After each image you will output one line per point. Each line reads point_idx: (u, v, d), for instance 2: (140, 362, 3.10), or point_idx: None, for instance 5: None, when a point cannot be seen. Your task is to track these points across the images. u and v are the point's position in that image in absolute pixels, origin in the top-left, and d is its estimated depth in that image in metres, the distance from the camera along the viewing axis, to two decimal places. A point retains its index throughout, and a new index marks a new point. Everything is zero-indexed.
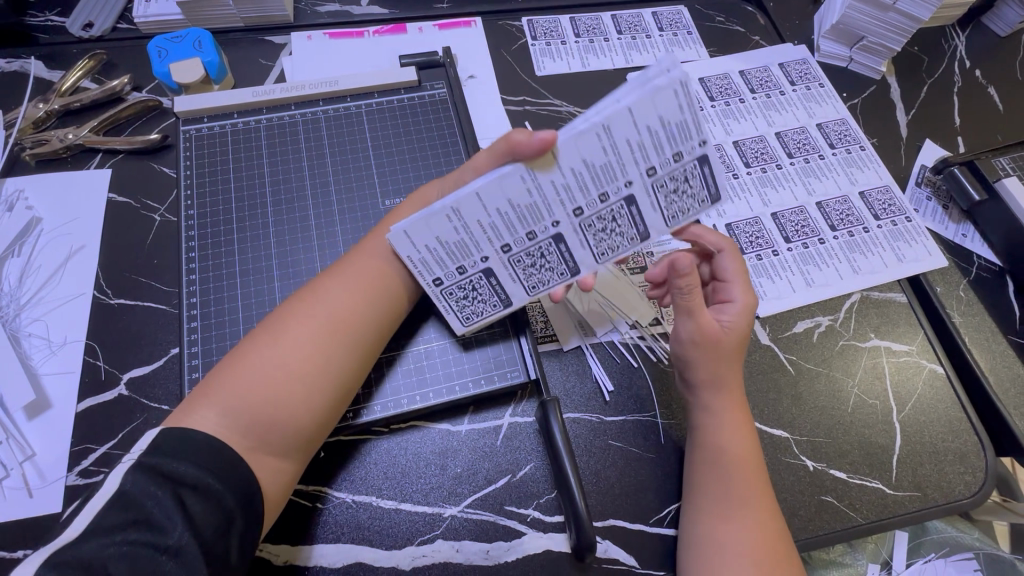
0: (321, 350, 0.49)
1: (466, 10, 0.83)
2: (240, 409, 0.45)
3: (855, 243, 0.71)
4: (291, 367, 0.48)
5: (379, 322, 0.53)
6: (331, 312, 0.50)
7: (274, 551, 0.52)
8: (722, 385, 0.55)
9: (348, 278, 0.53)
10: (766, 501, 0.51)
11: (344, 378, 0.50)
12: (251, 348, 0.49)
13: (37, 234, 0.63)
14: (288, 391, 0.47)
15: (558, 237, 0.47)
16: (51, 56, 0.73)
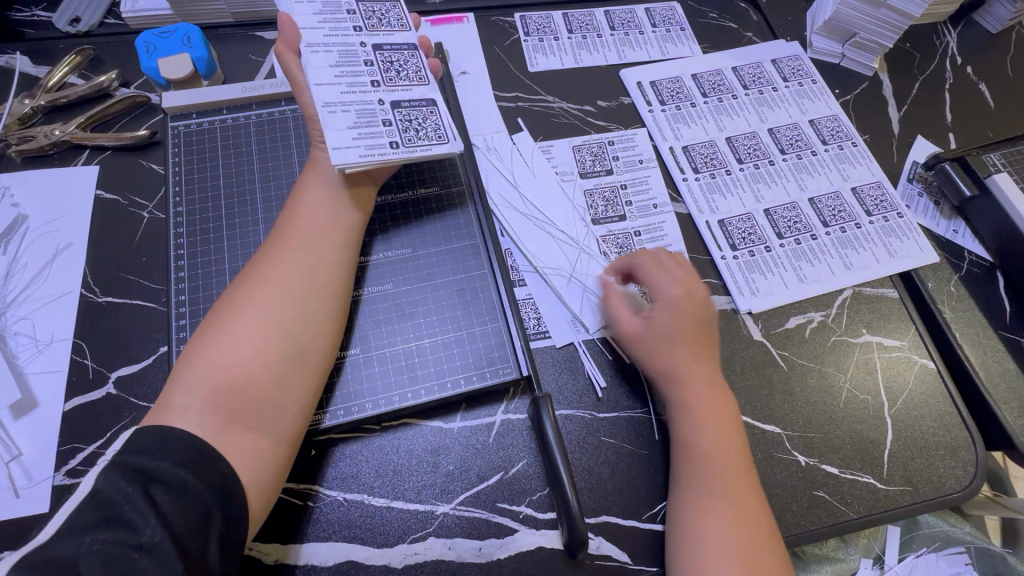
0: (279, 318, 0.49)
1: (458, 5, 0.82)
2: (211, 394, 0.45)
3: (847, 239, 0.71)
4: (258, 344, 0.48)
5: (338, 286, 0.54)
6: (283, 282, 0.51)
7: (265, 549, 0.51)
8: (691, 357, 0.57)
9: (288, 244, 0.53)
10: (743, 478, 0.53)
11: (312, 343, 0.51)
12: (211, 333, 0.48)
13: (22, 232, 0.62)
14: (260, 371, 0.47)
15: (376, 46, 0.58)
16: (37, 51, 0.72)
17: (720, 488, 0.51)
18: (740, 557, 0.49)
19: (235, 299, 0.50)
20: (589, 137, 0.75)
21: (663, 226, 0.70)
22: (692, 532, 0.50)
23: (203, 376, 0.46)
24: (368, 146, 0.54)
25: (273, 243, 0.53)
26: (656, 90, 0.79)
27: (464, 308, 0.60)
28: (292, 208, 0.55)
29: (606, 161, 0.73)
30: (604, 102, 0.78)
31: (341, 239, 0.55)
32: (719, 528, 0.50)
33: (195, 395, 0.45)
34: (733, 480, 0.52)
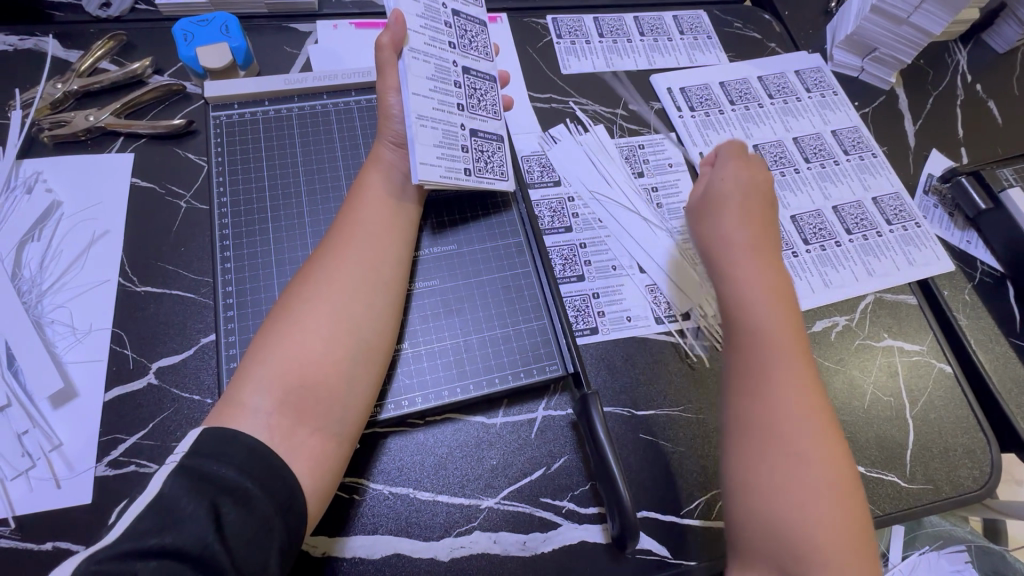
0: (343, 311, 0.50)
1: (491, 6, 0.83)
2: (277, 387, 0.46)
3: (869, 246, 0.73)
4: (327, 338, 0.49)
5: (396, 280, 0.55)
6: (351, 278, 0.52)
7: (313, 541, 0.51)
8: (749, 221, 0.60)
9: (355, 233, 0.54)
10: (800, 332, 0.55)
11: (374, 338, 0.52)
12: (277, 326, 0.49)
13: (57, 219, 0.61)
14: (324, 363, 0.48)
15: (466, 68, 0.60)
16: (66, 35, 0.70)
17: (789, 349, 0.53)
18: (806, 399, 0.52)
19: (303, 292, 0.51)
20: (620, 140, 0.76)
21: None
22: (761, 400, 0.52)
23: (278, 368, 0.47)
24: (446, 167, 0.57)
25: (339, 239, 0.54)
26: (686, 97, 0.81)
27: (509, 305, 0.61)
28: (360, 197, 0.57)
29: (637, 163, 0.75)
30: (636, 106, 0.79)
31: (396, 234, 0.57)
32: (780, 382, 0.52)
33: (269, 384, 0.46)
34: (793, 334, 0.54)
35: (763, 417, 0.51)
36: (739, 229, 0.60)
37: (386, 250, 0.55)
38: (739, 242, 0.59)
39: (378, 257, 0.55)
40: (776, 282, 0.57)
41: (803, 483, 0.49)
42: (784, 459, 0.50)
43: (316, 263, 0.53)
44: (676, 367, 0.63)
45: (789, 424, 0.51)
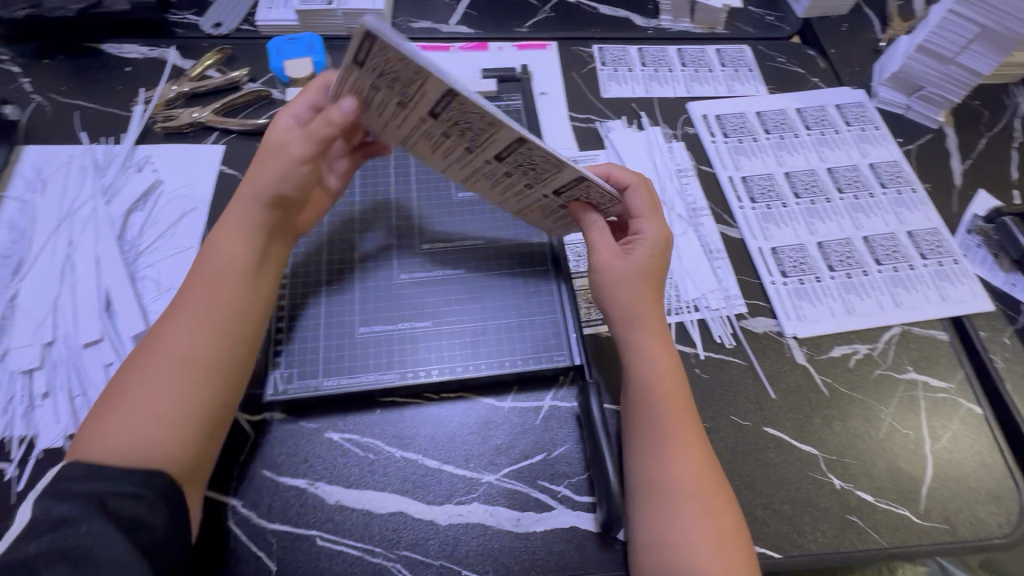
0: (171, 378, 0.50)
1: (542, 37, 0.91)
2: (138, 448, 0.47)
3: (899, 278, 0.73)
4: (162, 405, 0.49)
5: (237, 341, 0.54)
6: (167, 340, 0.52)
7: (329, 488, 0.57)
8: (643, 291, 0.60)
9: (198, 281, 0.55)
10: (684, 389, 0.58)
11: (207, 405, 0.51)
12: (133, 387, 0.50)
13: (158, 195, 0.72)
14: (152, 428, 0.48)
15: (499, 156, 0.56)
16: (184, 48, 0.85)
17: (665, 397, 0.57)
18: (682, 444, 0.55)
19: (129, 369, 0.51)
20: (639, 140, 0.81)
21: (704, 227, 0.75)
22: (646, 445, 0.56)
23: (149, 432, 0.48)
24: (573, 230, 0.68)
25: (174, 300, 0.55)
26: (721, 124, 0.84)
27: (527, 298, 0.66)
28: (215, 239, 0.57)
29: (654, 165, 0.79)
30: (670, 130, 0.84)
31: (240, 284, 0.55)
32: (660, 427, 0.56)
33: (146, 455, 0.47)
34: (674, 387, 0.58)
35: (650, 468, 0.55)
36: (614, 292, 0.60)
37: (227, 304, 0.54)
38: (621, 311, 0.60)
39: (214, 313, 0.53)
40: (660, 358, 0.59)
41: (679, 515, 0.52)
42: (664, 497, 0.53)
43: (164, 320, 0.53)
44: None
45: (665, 463, 0.54)
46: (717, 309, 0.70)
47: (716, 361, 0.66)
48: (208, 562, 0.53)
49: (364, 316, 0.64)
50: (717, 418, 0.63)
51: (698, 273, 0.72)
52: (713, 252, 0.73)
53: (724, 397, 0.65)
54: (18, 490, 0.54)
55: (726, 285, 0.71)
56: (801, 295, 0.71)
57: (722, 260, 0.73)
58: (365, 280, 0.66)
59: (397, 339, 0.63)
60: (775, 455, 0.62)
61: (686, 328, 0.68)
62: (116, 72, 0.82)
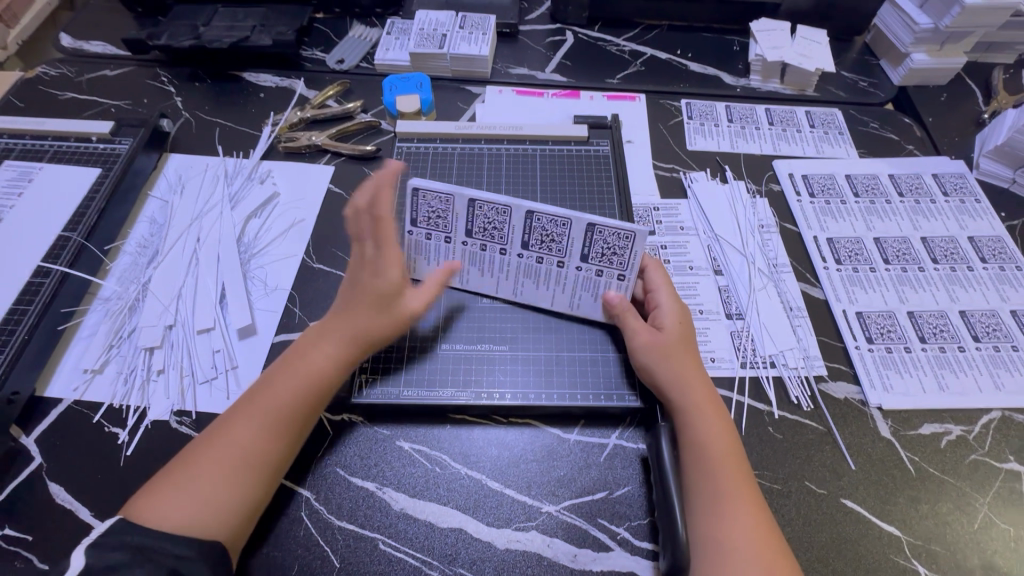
0: (250, 435, 0.54)
1: (632, 90, 0.96)
2: (202, 501, 0.51)
3: (1000, 359, 0.68)
4: (235, 457, 0.53)
5: (315, 402, 0.57)
6: (247, 439, 0.54)
7: (394, 495, 0.60)
8: (692, 371, 0.60)
9: (293, 374, 0.57)
10: (741, 458, 0.56)
11: (278, 457, 0.55)
12: (211, 442, 0.54)
13: (274, 205, 0.80)
14: (224, 475, 0.52)
15: (584, 261, 0.66)
16: (311, 80, 0.95)
17: (719, 462, 0.54)
18: (728, 498, 0.52)
19: (199, 448, 0.53)
20: (722, 192, 0.83)
21: (785, 284, 0.74)
22: (701, 506, 0.52)
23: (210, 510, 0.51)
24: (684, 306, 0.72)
25: (259, 394, 0.56)
26: (807, 184, 0.84)
27: (600, 336, 0.68)
28: (312, 333, 0.61)
29: (738, 218, 0.80)
30: (755, 185, 0.84)
31: (338, 351, 0.59)
32: (716, 491, 0.53)
33: (200, 526, 0.50)
34: (725, 444, 0.56)
35: (702, 532, 0.51)
36: (655, 365, 0.60)
37: (321, 364, 0.58)
38: (667, 377, 0.59)
39: (307, 372, 0.58)
40: (721, 434, 0.56)
41: None
42: (713, 551, 0.50)
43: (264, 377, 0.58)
44: (752, 430, 0.64)
45: (720, 530, 0.51)
46: (794, 368, 0.68)
47: (789, 422, 0.64)
48: (278, 549, 0.56)
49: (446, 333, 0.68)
50: (790, 481, 0.61)
51: (777, 329, 0.70)
52: (794, 309, 0.72)
53: (796, 460, 0.62)
54: (127, 454, 0.60)
55: (805, 344, 0.70)
56: (884, 365, 0.68)
57: (803, 319, 0.72)
58: (447, 300, 0.70)
59: (474, 359, 0.66)
60: (852, 530, 0.58)
61: (761, 383, 0.67)
62: (252, 97, 0.93)
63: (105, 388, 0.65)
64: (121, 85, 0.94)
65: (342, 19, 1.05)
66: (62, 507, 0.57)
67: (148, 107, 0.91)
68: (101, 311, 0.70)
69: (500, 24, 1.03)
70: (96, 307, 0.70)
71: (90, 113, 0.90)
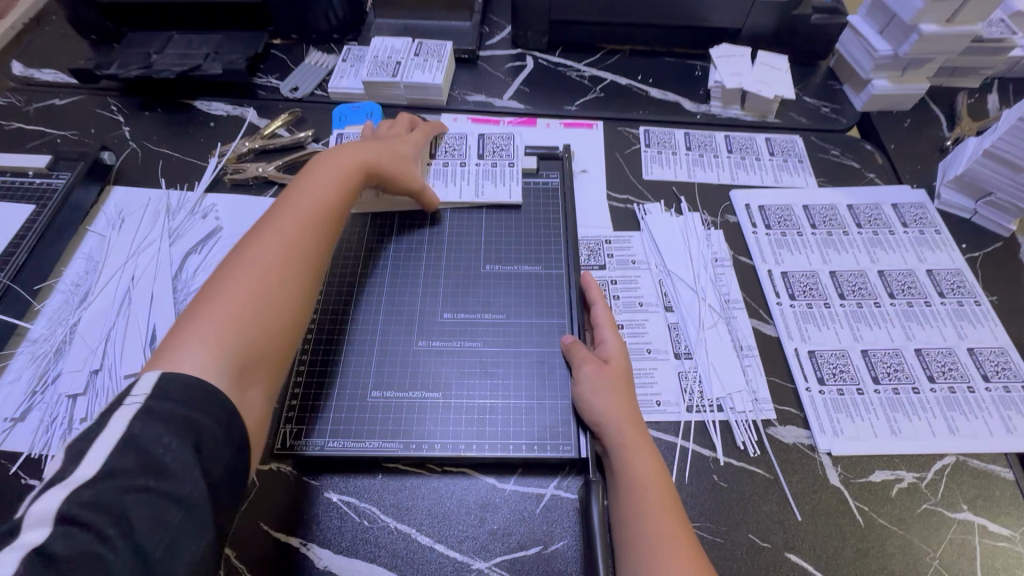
0: (257, 279, 0.55)
1: (590, 117, 0.95)
2: (226, 343, 0.50)
3: (955, 400, 0.66)
4: (245, 298, 0.53)
5: (316, 258, 0.61)
6: (257, 263, 0.56)
7: (318, 552, 0.57)
8: (624, 399, 0.61)
9: (286, 217, 0.61)
10: (673, 506, 0.54)
11: (293, 282, 0.57)
12: (210, 292, 0.53)
13: (215, 240, 0.78)
14: (240, 313, 0.52)
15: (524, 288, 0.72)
16: (263, 108, 0.94)
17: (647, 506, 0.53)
18: (668, 511, 0.53)
19: (201, 297, 0.53)
20: (676, 223, 0.81)
21: (737, 321, 0.72)
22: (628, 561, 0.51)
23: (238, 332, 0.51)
24: (632, 345, 0.70)
25: (251, 237, 0.59)
26: (764, 215, 0.82)
27: (539, 380, 0.66)
28: (286, 209, 0.63)
29: (691, 251, 0.78)
30: (710, 216, 0.82)
31: (324, 221, 0.63)
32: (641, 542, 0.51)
33: (225, 363, 0.49)
34: (656, 490, 0.55)
35: None
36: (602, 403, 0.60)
37: (314, 231, 0.62)
38: (608, 412, 0.59)
39: (301, 234, 0.60)
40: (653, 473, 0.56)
41: None
42: None
43: (248, 238, 0.59)
44: (696, 479, 0.61)
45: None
46: (742, 411, 0.65)
47: (735, 469, 0.62)
48: None
49: (378, 379, 0.66)
50: (733, 534, 0.58)
51: (727, 370, 0.68)
52: (745, 349, 0.70)
53: (740, 511, 0.60)
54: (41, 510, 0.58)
55: (755, 385, 0.67)
56: (834, 407, 0.66)
57: (754, 359, 0.69)
58: (384, 341, 0.68)
59: (407, 406, 0.64)
60: None
61: (707, 429, 0.64)
62: (202, 127, 0.91)
63: (24, 437, 0.62)
64: (69, 115, 0.92)
65: (300, 45, 1.04)
66: None
67: (95, 138, 0.89)
68: (27, 354, 0.67)
69: (459, 50, 1.01)
70: (23, 349, 0.68)
71: (35, 144, 0.88)
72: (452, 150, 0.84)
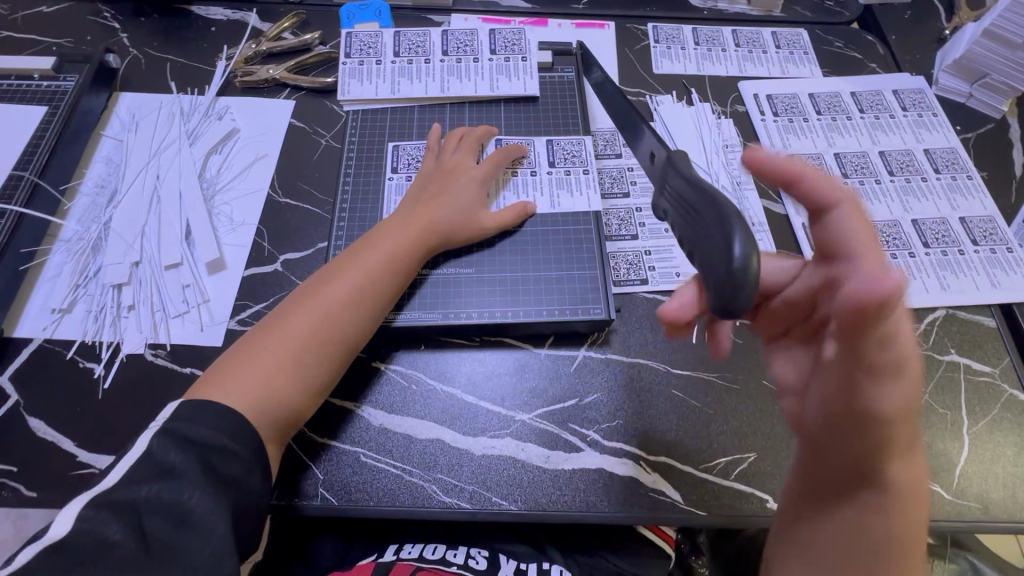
0: (305, 334, 0.57)
1: (599, 14, 0.94)
2: (249, 393, 0.53)
3: (947, 262, 0.72)
4: (282, 353, 0.56)
5: (367, 318, 0.60)
6: (302, 322, 0.57)
7: (374, 412, 0.62)
8: None
9: (360, 262, 0.62)
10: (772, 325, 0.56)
11: (335, 344, 0.58)
12: (266, 333, 0.57)
13: (234, 141, 0.78)
14: (271, 367, 0.55)
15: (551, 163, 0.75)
16: (264, 12, 0.91)
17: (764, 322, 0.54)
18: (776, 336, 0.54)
19: (257, 337, 0.57)
20: (687, 112, 0.83)
21: (748, 201, 0.76)
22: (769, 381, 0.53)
23: (261, 391, 0.54)
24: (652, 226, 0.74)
25: (323, 279, 0.61)
26: (771, 103, 0.85)
27: (567, 255, 0.69)
28: (362, 251, 0.63)
29: (702, 138, 0.81)
30: (720, 107, 0.85)
31: (388, 277, 0.62)
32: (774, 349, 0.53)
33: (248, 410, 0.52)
34: None
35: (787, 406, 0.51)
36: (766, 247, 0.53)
37: (373, 286, 0.61)
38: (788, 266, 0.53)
39: (362, 289, 0.60)
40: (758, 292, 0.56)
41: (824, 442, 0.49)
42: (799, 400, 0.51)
43: (319, 282, 0.61)
44: None
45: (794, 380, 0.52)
46: None
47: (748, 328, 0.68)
48: None
49: None
50: (749, 381, 0.65)
51: None
52: (756, 225, 0.74)
53: (755, 361, 0.66)
54: (106, 388, 0.62)
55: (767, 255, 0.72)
56: None
57: (764, 234, 0.74)
58: None
59: (441, 283, 0.67)
60: None
61: None
62: (202, 31, 0.89)
63: (75, 327, 0.65)
64: (60, 22, 0.89)
65: None
66: (47, 440, 0.59)
67: (92, 45, 0.87)
68: (64, 252, 0.69)
69: None
70: (58, 248, 0.69)
71: (31, 52, 0.85)
72: (464, 45, 0.82)
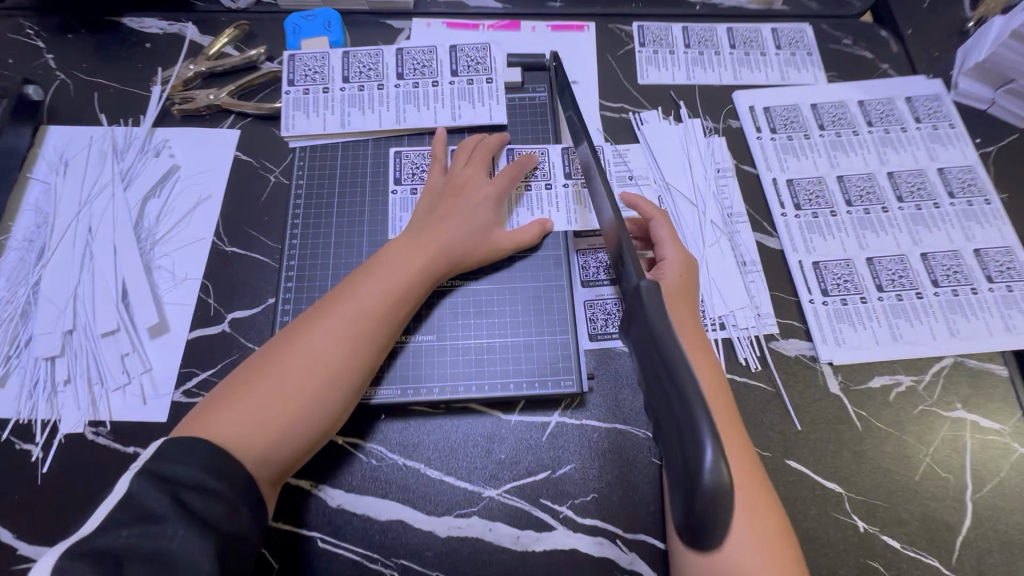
0: (314, 362, 0.51)
1: (578, 13, 0.84)
2: (250, 430, 0.47)
3: (958, 303, 0.65)
4: (289, 382, 0.50)
5: (384, 342, 0.55)
6: (310, 347, 0.52)
7: (330, 492, 0.57)
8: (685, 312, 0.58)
9: (373, 281, 0.57)
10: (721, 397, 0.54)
11: (351, 373, 0.52)
12: (269, 360, 0.51)
13: (174, 180, 0.71)
14: (277, 400, 0.49)
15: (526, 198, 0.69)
16: (203, 22, 0.81)
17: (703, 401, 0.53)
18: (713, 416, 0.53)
19: (259, 364, 0.51)
20: (675, 131, 0.75)
21: (740, 237, 0.69)
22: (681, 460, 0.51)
23: (264, 429, 0.48)
24: None
25: (334, 299, 0.56)
26: (769, 117, 0.76)
27: (537, 316, 0.64)
28: (374, 270, 0.58)
29: (690, 162, 0.73)
30: (712, 122, 0.76)
31: (403, 297, 0.57)
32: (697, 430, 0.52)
33: (251, 450, 0.46)
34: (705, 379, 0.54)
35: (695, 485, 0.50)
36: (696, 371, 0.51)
37: (390, 308, 0.56)
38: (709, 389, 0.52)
39: (378, 310, 0.55)
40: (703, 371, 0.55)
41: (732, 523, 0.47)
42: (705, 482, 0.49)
43: (327, 302, 0.55)
44: None
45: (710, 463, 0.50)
46: (744, 328, 0.64)
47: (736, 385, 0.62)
48: None
49: None
50: None
51: (730, 287, 0.66)
52: (747, 265, 0.67)
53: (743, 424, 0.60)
54: (44, 472, 0.57)
55: (758, 301, 0.66)
56: (836, 317, 0.65)
57: (757, 275, 0.67)
58: None
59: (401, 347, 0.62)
60: (795, 491, 0.58)
61: None
62: (136, 49, 0.80)
63: (8, 403, 0.60)
64: None
65: None
66: None
67: (14, 69, 0.78)
68: None
69: None
70: None
71: None
72: (422, 65, 0.74)
